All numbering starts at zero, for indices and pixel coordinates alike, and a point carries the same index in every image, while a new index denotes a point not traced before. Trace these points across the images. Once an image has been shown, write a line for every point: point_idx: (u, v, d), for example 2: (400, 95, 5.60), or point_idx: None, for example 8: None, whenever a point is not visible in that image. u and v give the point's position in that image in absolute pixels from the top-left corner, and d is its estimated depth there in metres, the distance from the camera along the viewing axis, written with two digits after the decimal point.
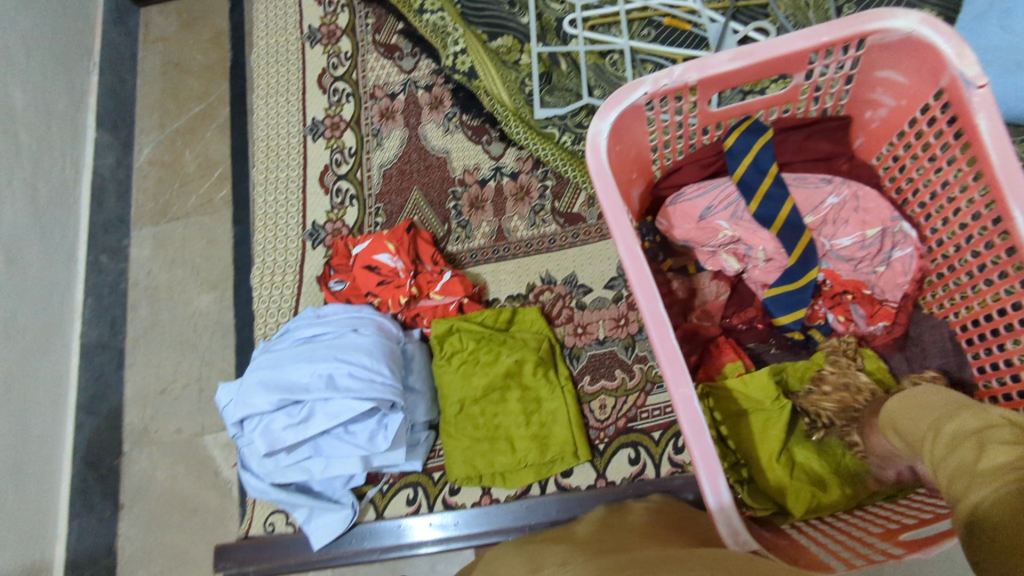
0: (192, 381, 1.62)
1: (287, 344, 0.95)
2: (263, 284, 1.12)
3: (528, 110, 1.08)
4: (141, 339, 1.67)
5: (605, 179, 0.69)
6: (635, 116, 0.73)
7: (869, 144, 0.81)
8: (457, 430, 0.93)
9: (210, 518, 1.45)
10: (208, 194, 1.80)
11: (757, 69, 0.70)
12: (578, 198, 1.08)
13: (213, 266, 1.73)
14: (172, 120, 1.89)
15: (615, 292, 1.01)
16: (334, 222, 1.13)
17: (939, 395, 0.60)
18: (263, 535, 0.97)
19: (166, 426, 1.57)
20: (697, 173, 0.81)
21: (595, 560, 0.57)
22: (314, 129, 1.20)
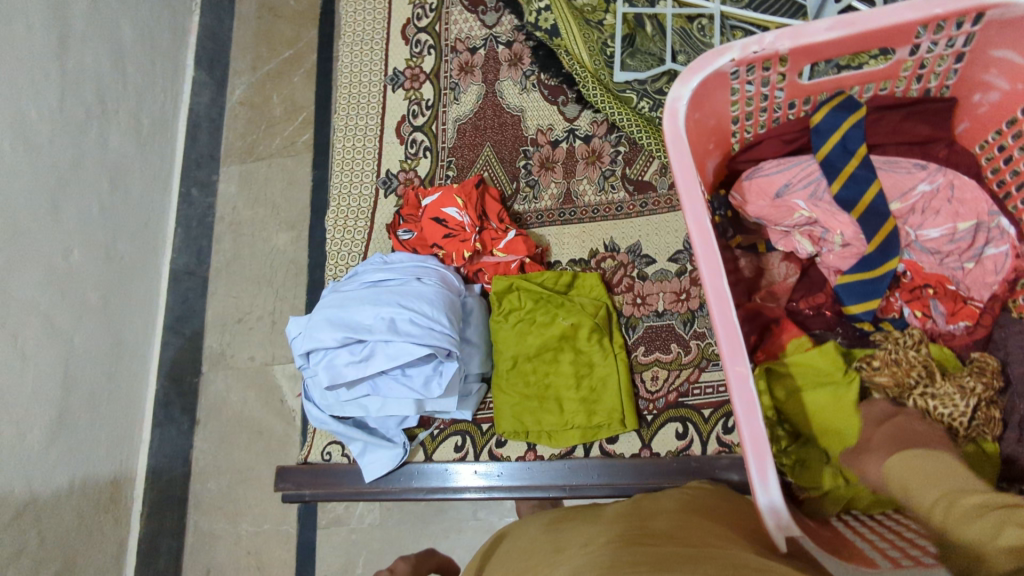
0: (266, 314, 1.72)
1: (354, 286, 0.99)
2: (336, 226, 1.16)
3: (607, 73, 1.06)
4: (223, 270, 1.78)
5: (681, 146, 0.68)
6: (718, 83, 0.70)
7: (975, 130, 0.75)
8: (508, 386, 0.95)
9: (275, 441, 1.56)
10: (291, 137, 1.87)
11: (856, 40, 0.66)
12: (650, 166, 1.05)
13: (292, 207, 1.81)
14: (264, 63, 1.96)
15: (678, 266, 0.99)
16: (407, 172, 1.16)
17: (948, 468, 0.58)
18: (320, 462, 1.04)
19: (241, 353, 1.68)
20: (779, 148, 0.78)
21: (611, 547, 0.60)
22: (395, 79, 1.22)
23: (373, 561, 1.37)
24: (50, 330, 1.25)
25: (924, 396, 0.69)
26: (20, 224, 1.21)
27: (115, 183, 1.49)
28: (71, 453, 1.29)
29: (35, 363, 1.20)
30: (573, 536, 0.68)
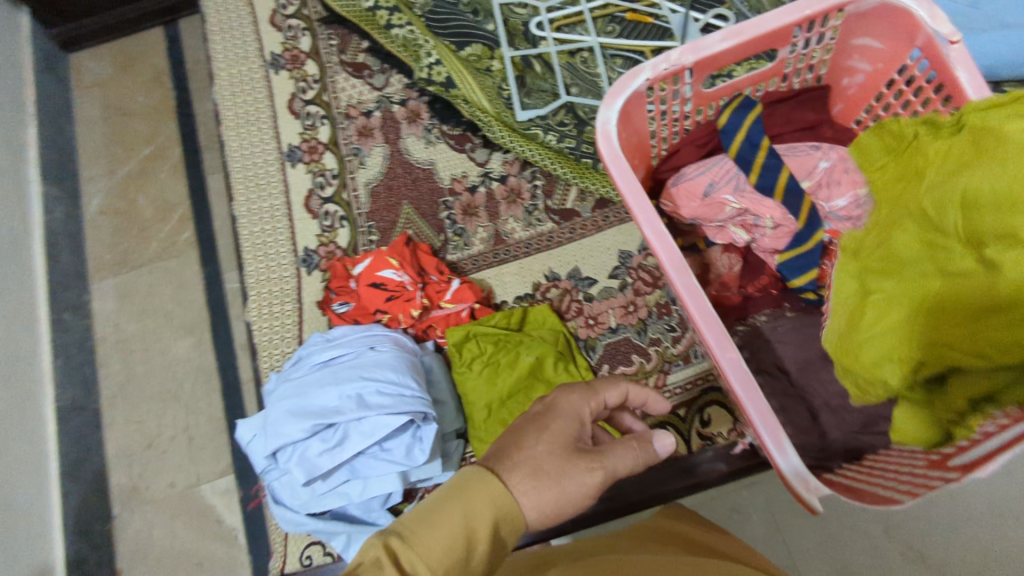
0: (180, 431, 1.56)
1: (305, 371, 0.94)
2: (261, 316, 1.09)
3: (509, 114, 1.10)
4: (118, 395, 1.61)
5: (620, 163, 0.71)
6: (637, 102, 0.75)
7: (848, 110, 0.87)
8: (489, 434, 0.93)
9: (220, 569, 1.42)
10: (170, 237, 1.73)
11: (746, 46, 0.74)
12: (569, 194, 1.10)
13: (186, 310, 1.67)
14: (121, 165, 1.82)
15: (620, 281, 1.03)
16: (327, 246, 1.12)
17: None
18: (301, 570, 0.95)
19: (158, 481, 1.51)
20: (695, 153, 0.85)
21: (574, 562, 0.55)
22: (292, 155, 1.18)
23: None
24: None
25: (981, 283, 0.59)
26: None
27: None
28: None
29: None
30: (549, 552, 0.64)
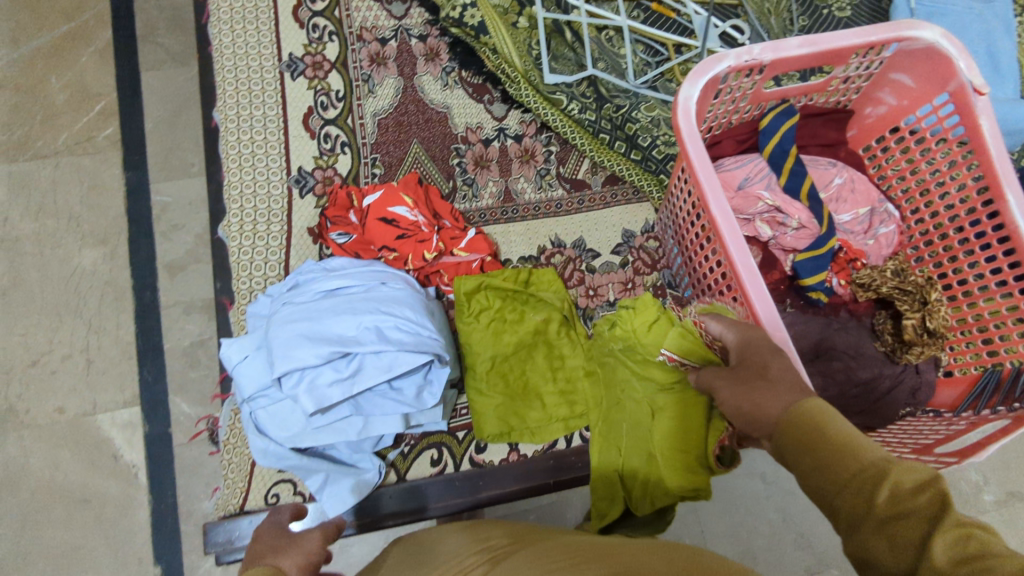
0: (75, 351, 1.37)
1: (307, 296, 0.86)
2: (241, 234, 0.99)
3: (536, 75, 1.08)
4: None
5: (695, 141, 0.75)
6: (712, 86, 0.79)
7: (859, 136, 0.97)
8: (487, 388, 0.91)
9: (110, 507, 1.28)
10: (86, 130, 1.51)
11: (812, 58, 0.80)
12: (582, 165, 1.12)
13: (99, 216, 1.46)
14: (30, 37, 1.55)
15: (621, 258, 1.07)
16: (324, 170, 1.04)
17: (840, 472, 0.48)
18: (264, 508, 0.88)
19: (43, 405, 1.33)
20: (734, 148, 0.91)
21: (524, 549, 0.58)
22: (292, 66, 1.09)
23: None
24: None
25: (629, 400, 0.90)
26: None
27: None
28: None
29: None
30: (479, 530, 0.68)
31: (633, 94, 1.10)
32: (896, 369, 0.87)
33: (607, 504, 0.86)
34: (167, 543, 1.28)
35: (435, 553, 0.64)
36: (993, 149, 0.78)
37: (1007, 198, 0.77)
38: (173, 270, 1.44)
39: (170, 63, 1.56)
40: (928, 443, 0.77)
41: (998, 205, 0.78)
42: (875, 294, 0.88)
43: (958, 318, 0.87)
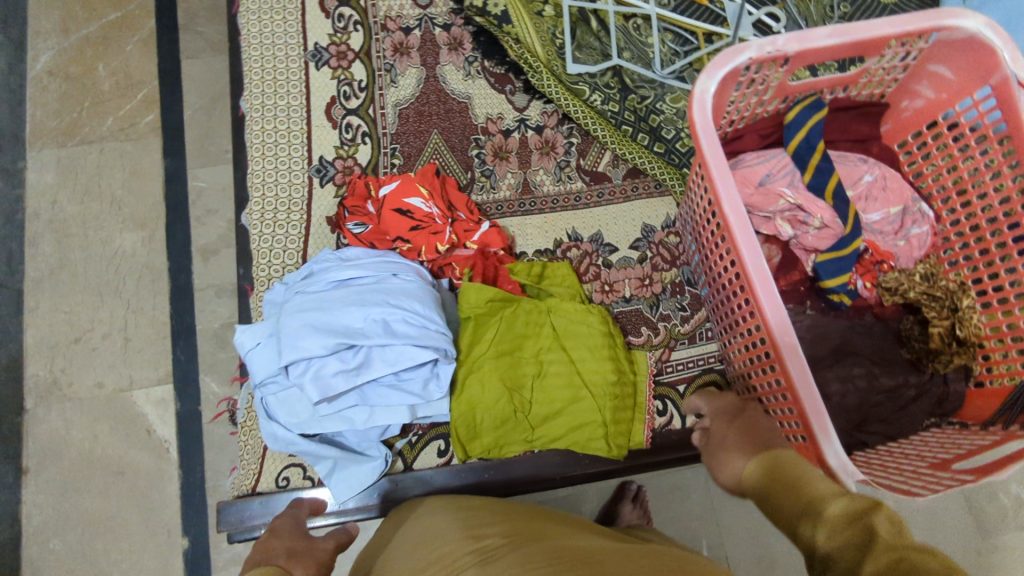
0: (115, 330, 1.43)
1: (321, 286, 0.88)
2: (262, 221, 1.02)
3: (560, 64, 1.07)
4: (45, 280, 1.46)
5: (710, 135, 0.73)
6: (731, 78, 0.76)
7: (895, 131, 0.92)
8: (475, 364, 0.89)
9: (143, 479, 1.34)
10: (130, 117, 1.57)
11: (841, 49, 0.76)
12: (603, 157, 1.09)
13: (139, 201, 1.52)
14: (79, 26, 1.61)
15: (639, 253, 1.05)
16: (345, 160, 1.05)
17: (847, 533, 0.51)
18: (277, 491, 0.91)
19: (84, 379, 1.40)
20: (756, 143, 0.88)
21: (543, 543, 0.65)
22: (317, 55, 1.10)
23: None
24: None
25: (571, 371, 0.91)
26: None
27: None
28: None
29: None
30: (492, 524, 0.71)
31: (659, 85, 1.07)
32: (922, 377, 0.85)
33: (480, 444, 0.90)
34: (195, 516, 1.33)
35: (436, 542, 0.70)
36: None
37: None
38: (207, 254, 1.48)
39: (208, 52, 1.60)
40: (946, 458, 0.74)
41: None
42: (902, 299, 0.86)
43: (991, 326, 0.82)
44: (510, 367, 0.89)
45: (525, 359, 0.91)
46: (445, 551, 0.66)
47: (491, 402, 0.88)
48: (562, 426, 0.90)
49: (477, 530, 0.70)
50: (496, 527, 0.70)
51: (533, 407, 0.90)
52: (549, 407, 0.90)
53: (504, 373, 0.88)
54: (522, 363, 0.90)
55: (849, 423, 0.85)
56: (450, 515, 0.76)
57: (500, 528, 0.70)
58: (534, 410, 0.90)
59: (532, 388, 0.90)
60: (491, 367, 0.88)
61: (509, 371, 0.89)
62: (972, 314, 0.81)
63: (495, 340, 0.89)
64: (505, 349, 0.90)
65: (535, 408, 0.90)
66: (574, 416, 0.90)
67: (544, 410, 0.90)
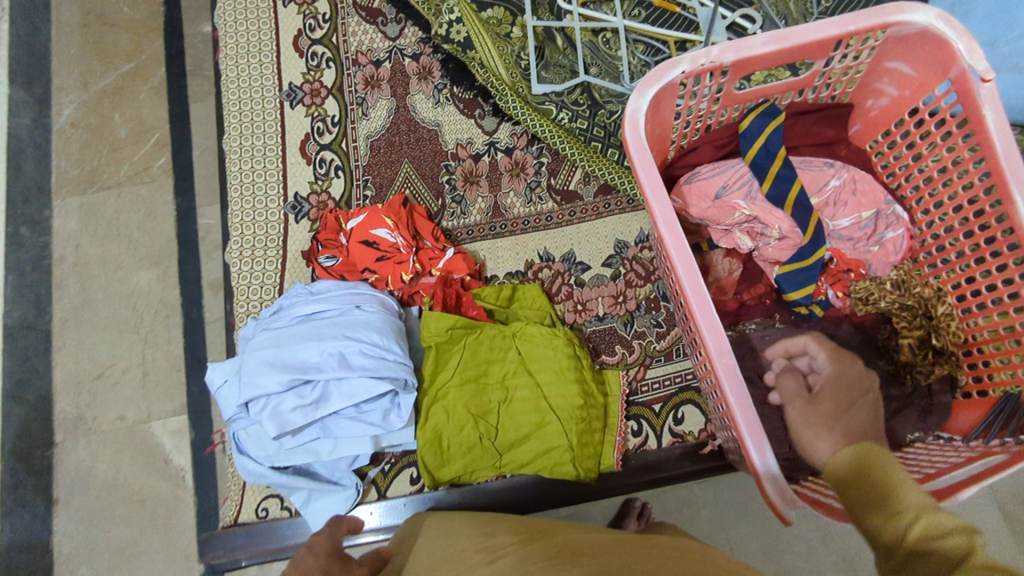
0: (134, 364, 1.50)
1: (286, 321, 0.90)
2: (241, 258, 1.05)
3: (525, 85, 1.06)
4: (71, 320, 1.53)
5: (644, 154, 0.71)
6: (668, 94, 0.74)
7: (866, 131, 0.87)
8: (439, 394, 0.89)
9: (162, 507, 1.39)
10: (144, 161, 1.65)
11: (783, 54, 0.73)
12: (573, 176, 1.08)
13: (153, 240, 1.60)
14: (97, 78, 1.70)
15: (613, 270, 1.03)
16: (319, 194, 1.08)
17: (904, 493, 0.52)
18: (256, 521, 0.94)
19: (107, 413, 1.46)
20: (712, 154, 0.84)
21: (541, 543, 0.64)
22: (292, 94, 1.13)
23: None
24: None
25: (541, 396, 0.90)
26: None
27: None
28: None
29: None
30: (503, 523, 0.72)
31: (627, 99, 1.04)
32: (904, 389, 0.81)
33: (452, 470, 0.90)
34: None
35: (449, 540, 0.70)
36: (999, 143, 0.68)
37: (1015, 199, 0.67)
38: (216, 288, 1.55)
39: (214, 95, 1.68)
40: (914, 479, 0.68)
41: (1006, 206, 0.69)
42: (876, 309, 0.83)
43: (975, 333, 0.77)
44: (476, 394, 0.89)
45: (494, 387, 0.91)
46: (459, 547, 0.66)
47: (456, 429, 0.89)
48: (531, 451, 0.90)
49: (485, 529, 0.70)
50: (502, 528, 0.70)
51: (503, 434, 0.90)
52: (519, 433, 0.90)
53: (469, 402, 0.89)
54: (488, 390, 0.90)
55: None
56: (461, 517, 0.76)
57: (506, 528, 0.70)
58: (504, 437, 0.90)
59: (501, 415, 0.90)
60: (458, 397, 0.89)
61: (475, 400, 0.89)
62: (949, 322, 0.78)
63: (461, 369, 0.90)
64: (472, 378, 0.90)
65: (505, 434, 0.90)
66: (540, 442, 0.89)
67: (515, 436, 0.90)
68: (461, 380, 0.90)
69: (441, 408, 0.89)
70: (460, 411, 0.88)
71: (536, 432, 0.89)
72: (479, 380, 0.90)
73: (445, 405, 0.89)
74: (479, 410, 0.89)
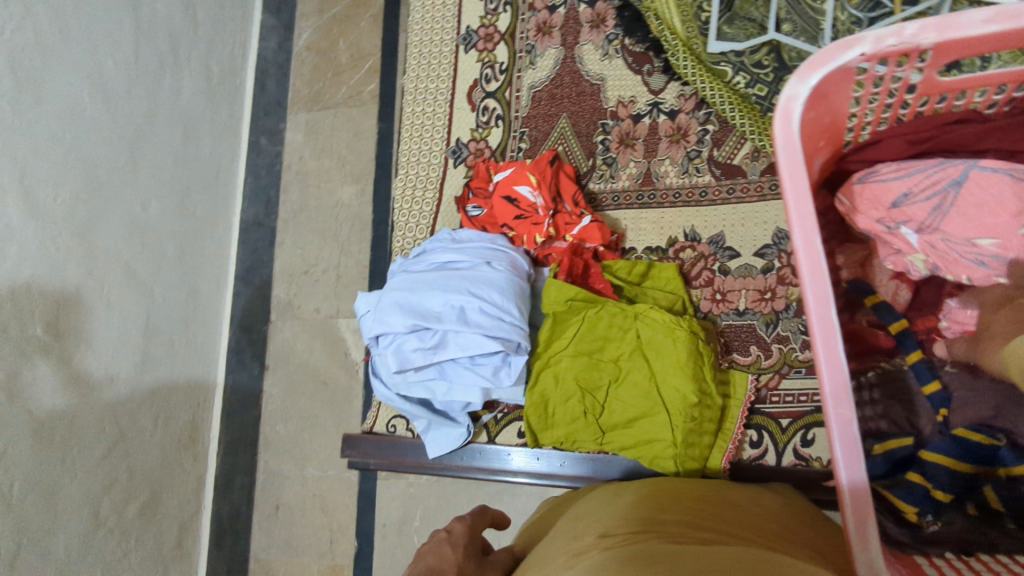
0: (332, 267, 1.69)
1: (423, 266, 0.97)
2: (403, 196, 1.14)
3: (700, 42, 0.96)
4: (291, 221, 1.75)
5: (793, 154, 0.59)
6: (841, 80, 0.60)
7: None
8: (551, 361, 0.91)
9: (338, 394, 1.57)
10: (357, 86, 1.78)
11: (1017, 36, 0.55)
12: (740, 149, 0.97)
13: (357, 159, 1.74)
14: (329, 6, 1.86)
15: (765, 262, 0.93)
16: (477, 142, 1.11)
17: None
18: (386, 433, 1.08)
19: (309, 304, 1.67)
20: (902, 149, 0.67)
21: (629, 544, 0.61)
22: (468, 38, 1.15)
23: (429, 515, 1.39)
24: (132, 279, 1.29)
25: (653, 383, 0.87)
26: (101, 177, 1.23)
27: (187, 133, 1.48)
28: (157, 393, 1.34)
29: (121, 310, 1.26)
30: (606, 520, 0.71)
31: None
32: None
33: (555, 434, 0.93)
34: None
35: (574, 530, 0.73)
36: None
37: None
38: None
39: None
40: None
41: None
42: None
43: None
44: (588, 368, 0.89)
45: (609, 365, 0.89)
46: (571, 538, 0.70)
47: (563, 399, 0.90)
48: (635, 437, 0.88)
49: (580, 532, 0.71)
50: (597, 525, 0.71)
51: (609, 413, 0.89)
52: (625, 417, 0.88)
53: (581, 375, 0.89)
54: (599, 367, 0.89)
55: (957, 520, 0.67)
56: (593, 508, 0.78)
57: (606, 528, 0.68)
58: (611, 417, 0.89)
59: (610, 394, 0.89)
60: (571, 368, 0.89)
61: (587, 375, 0.89)
62: None
63: (577, 342, 0.90)
64: (588, 351, 0.90)
65: (611, 415, 0.89)
66: (643, 431, 0.87)
67: (621, 417, 0.88)
68: (575, 353, 0.89)
69: (553, 375, 0.90)
70: (572, 383, 0.89)
71: (643, 419, 0.87)
72: (592, 355, 0.90)
73: (557, 372, 0.90)
74: (589, 384, 0.89)
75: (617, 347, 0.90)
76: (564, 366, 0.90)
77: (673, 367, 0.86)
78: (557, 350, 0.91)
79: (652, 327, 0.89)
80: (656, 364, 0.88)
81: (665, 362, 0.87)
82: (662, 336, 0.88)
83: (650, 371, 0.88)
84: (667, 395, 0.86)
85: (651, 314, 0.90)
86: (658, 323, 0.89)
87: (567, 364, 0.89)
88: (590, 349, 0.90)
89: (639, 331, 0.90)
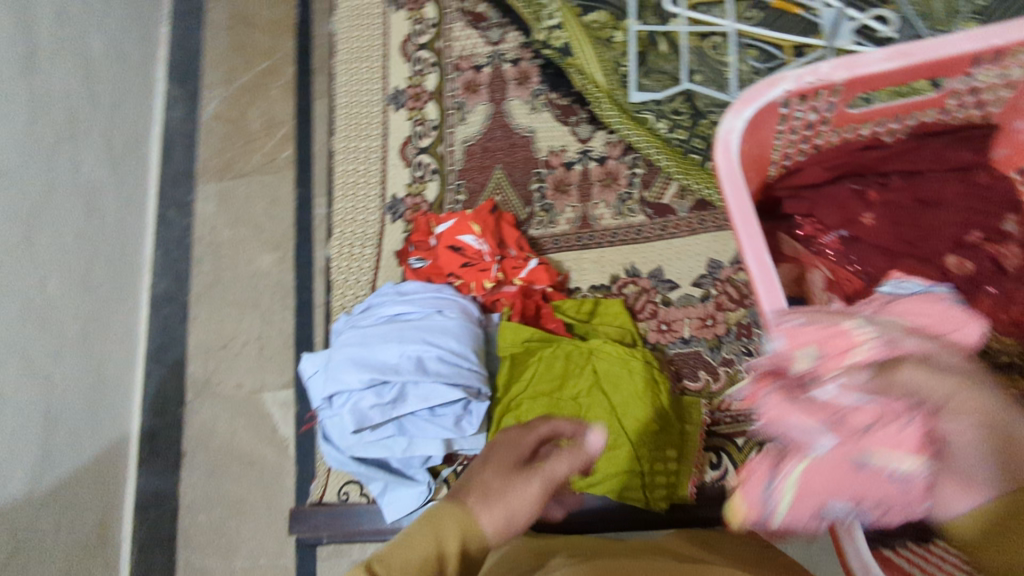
0: (253, 338, 1.59)
1: (372, 321, 0.95)
2: (341, 253, 1.12)
3: (622, 94, 1.06)
4: (205, 293, 1.65)
5: (737, 183, 0.66)
6: (769, 115, 0.68)
7: (1013, 156, 0.76)
8: (511, 404, 0.90)
9: (267, 472, 1.45)
10: (272, 152, 1.75)
11: (908, 72, 0.65)
12: (669, 188, 1.03)
13: (277, 226, 1.69)
14: (238, 76, 1.84)
15: (703, 291, 0.98)
16: (414, 198, 1.11)
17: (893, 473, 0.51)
18: (336, 503, 1.02)
19: (228, 380, 1.56)
20: (821, 174, 0.78)
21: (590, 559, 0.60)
22: (397, 98, 1.18)
23: None
24: (30, 365, 1.15)
25: (615, 416, 0.87)
26: None
27: (89, 205, 1.38)
28: (57, 493, 1.18)
29: (14, 403, 1.10)
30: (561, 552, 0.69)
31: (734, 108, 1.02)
32: None
33: None
34: None
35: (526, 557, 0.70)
36: None
37: None
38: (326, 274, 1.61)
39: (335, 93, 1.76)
40: None
41: None
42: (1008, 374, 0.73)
43: None
44: (550, 407, 0.89)
45: (570, 402, 0.89)
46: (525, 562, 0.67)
47: None
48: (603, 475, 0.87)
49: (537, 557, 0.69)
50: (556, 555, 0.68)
51: None
52: None
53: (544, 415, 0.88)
54: (561, 405, 0.89)
55: None
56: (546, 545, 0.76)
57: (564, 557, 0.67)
58: None
59: None
60: (532, 408, 0.89)
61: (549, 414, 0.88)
62: None
63: (538, 382, 0.90)
64: (547, 391, 0.90)
65: None
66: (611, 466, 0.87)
67: None
68: (536, 393, 0.89)
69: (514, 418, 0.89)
70: None
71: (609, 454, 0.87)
72: (552, 394, 0.89)
73: (518, 414, 0.89)
74: None
75: (576, 385, 0.90)
76: (525, 407, 0.89)
77: (632, 399, 0.88)
78: (519, 393, 0.90)
79: (608, 362, 0.91)
80: (617, 397, 0.89)
81: (626, 395, 0.88)
82: (619, 369, 0.90)
83: (612, 404, 0.88)
84: (630, 428, 0.87)
85: (605, 349, 0.92)
86: (613, 356, 0.91)
87: (528, 405, 0.89)
88: (549, 389, 0.90)
89: (597, 366, 0.91)
